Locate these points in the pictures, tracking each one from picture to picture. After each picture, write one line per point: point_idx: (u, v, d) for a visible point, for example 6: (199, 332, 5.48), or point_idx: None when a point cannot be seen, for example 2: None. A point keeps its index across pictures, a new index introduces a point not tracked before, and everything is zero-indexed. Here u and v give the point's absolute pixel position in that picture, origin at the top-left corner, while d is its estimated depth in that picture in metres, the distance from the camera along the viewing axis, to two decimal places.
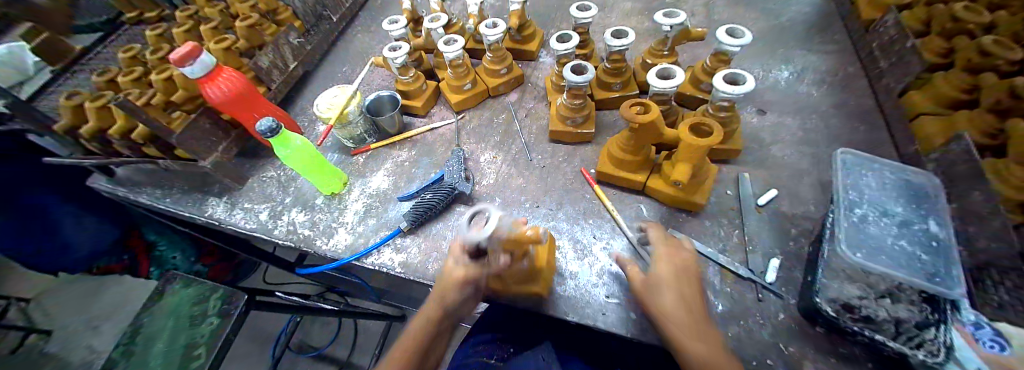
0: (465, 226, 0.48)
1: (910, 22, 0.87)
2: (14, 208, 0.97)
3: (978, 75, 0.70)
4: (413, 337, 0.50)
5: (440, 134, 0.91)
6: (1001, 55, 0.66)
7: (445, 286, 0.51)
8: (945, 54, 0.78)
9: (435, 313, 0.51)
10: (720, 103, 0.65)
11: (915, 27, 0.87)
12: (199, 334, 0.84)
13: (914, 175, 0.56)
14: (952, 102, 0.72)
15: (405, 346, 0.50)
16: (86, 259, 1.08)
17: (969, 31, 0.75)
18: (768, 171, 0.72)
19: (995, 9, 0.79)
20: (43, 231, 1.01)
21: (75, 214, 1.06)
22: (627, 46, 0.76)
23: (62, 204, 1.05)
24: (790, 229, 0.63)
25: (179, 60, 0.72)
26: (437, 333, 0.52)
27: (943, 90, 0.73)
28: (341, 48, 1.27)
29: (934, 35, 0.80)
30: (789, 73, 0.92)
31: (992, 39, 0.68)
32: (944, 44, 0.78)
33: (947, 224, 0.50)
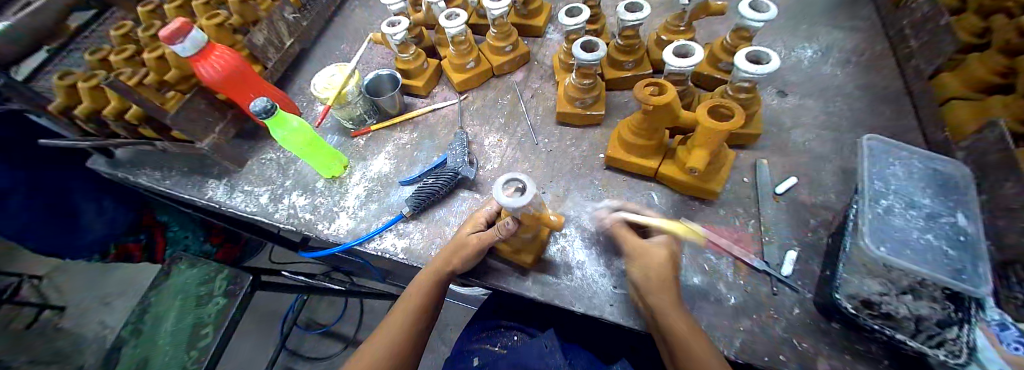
0: (499, 191, 0.47)
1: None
2: (43, 185, 0.99)
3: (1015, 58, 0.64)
4: (412, 300, 0.54)
5: (442, 114, 0.88)
6: None
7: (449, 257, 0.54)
8: (981, 34, 0.72)
9: (433, 278, 0.54)
10: (742, 84, 0.61)
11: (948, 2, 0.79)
12: (205, 314, 0.86)
13: (943, 165, 0.51)
14: (986, 86, 0.67)
15: (409, 307, 0.54)
16: (98, 242, 1.09)
17: (1007, 9, 0.68)
18: (787, 157, 0.68)
19: None
20: (64, 211, 1.03)
21: (95, 195, 1.09)
22: (641, 20, 0.70)
23: (84, 183, 1.08)
24: (808, 219, 0.60)
25: (168, 37, 0.68)
26: (437, 297, 0.56)
27: (976, 73, 0.68)
28: (338, 24, 1.22)
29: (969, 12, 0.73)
30: (813, 51, 0.86)
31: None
32: (979, 23, 0.71)
33: (978, 218, 0.45)
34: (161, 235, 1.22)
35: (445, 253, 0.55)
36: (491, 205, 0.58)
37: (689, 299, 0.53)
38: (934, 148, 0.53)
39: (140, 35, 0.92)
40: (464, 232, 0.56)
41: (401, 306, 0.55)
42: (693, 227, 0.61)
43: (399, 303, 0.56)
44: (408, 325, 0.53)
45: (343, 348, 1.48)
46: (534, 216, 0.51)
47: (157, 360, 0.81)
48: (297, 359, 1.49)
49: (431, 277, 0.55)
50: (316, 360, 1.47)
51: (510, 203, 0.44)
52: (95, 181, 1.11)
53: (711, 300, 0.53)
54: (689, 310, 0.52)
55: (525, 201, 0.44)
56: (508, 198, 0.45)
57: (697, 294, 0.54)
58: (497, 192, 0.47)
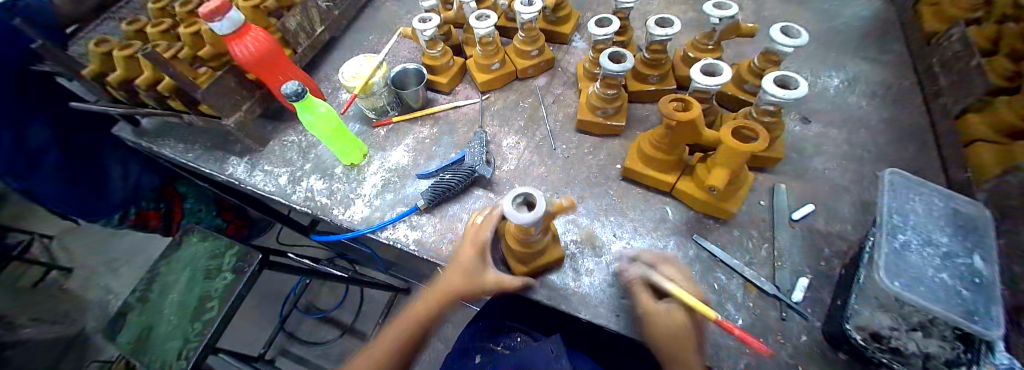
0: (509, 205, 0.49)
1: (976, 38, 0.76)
2: (77, 145, 1.05)
3: None
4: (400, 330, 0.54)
5: (464, 112, 0.89)
6: None
7: (449, 287, 0.51)
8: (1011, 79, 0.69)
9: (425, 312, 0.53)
10: (766, 106, 0.61)
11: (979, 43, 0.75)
12: (212, 288, 0.86)
13: (964, 204, 0.51)
14: (1011, 130, 0.65)
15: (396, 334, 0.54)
16: (121, 205, 1.14)
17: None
18: (806, 183, 0.68)
19: None
20: (91, 177, 1.08)
21: (122, 162, 1.15)
22: (671, 36, 0.71)
23: (115, 151, 1.14)
24: (823, 248, 0.60)
25: (207, 15, 0.71)
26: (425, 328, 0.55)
27: (1003, 117, 0.66)
28: (367, 16, 1.25)
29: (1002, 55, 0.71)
30: (839, 81, 0.86)
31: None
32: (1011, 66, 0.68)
33: (996, 261, 0.44)
34: (179, 206, 1.26)
35: (445, 281, 0.52)
36: (493, 227, 0.54)
37: None
38: (959, 190, 0.52)
39: (177, 10, 0.95)
40: (465, 260, 0.52)
41: (398, 327, 0.54)
42: (705, 245, 0.61)
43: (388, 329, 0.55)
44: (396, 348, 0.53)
45: (340, 335, 1.50)
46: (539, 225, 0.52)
47: (162, 328, 0.83)
48: (293, 342, 1.51)
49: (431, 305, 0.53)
50: (312, 345, 1.49)
51: (523, 218, 0.45)
52: (126, 149, 1.16)
53: (719, 320, 0.53)
54: None
55: (539, 215, 0.46)
56: (518, 213, 0.46)
57: None
58: (509, 208, 0.48)
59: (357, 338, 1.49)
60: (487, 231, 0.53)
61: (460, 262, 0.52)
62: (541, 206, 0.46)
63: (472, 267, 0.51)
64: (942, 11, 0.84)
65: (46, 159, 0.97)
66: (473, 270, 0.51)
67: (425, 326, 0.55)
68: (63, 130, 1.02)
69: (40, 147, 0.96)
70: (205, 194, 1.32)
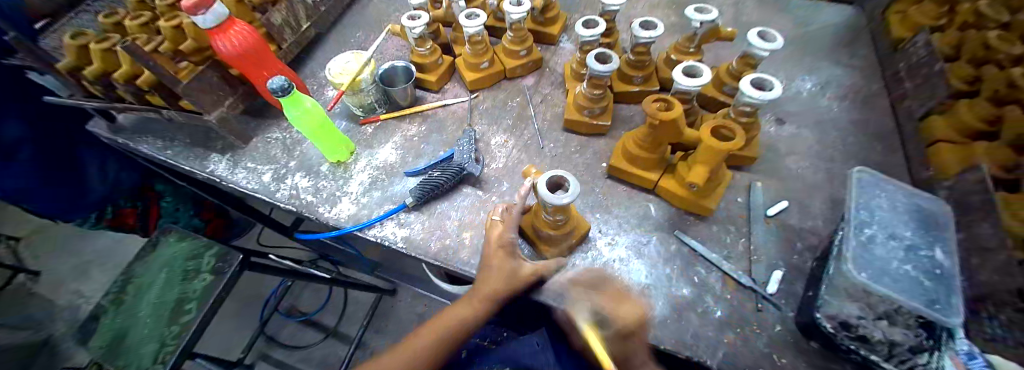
0: (545, 189, 0.51)
1: (942, 46, 0.80)
2: (51, 142, 1.01)
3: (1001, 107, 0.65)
4: (419, 343, 0.49)
5: (452, 110, 0.90)
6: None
7: (491, 286, 0.51)
8: (972, 81, 0.72)
9: (454, 322, 0.51)
10: (743, 108, 0.64)
11: (945, 50, 0.80)
12: (190, 290, 0.83)
13: (925, 201, 0.54)
14: (969, 131, 0.68)
15: (419, 347, 0.49)
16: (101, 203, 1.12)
17: (999, 61, 0.68)
18: (781, 181, 0.72)
19: None
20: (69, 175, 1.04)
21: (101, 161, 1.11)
22: (654, 39, 0.73)
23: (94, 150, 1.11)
24: (796, 243, 0.62)
25: (190, 8, 0.69)
26: (456, 340, 0.50)
27: (962, 118, 0.69)
28: (355, 13, 1.24)
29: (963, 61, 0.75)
30: (812, 84, 0.90)
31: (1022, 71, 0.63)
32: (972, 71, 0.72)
33: (954, 253, 0.47)
34: (155, 204, 1.25)
35: (484, 283, 0.51)
36: (515, 225, 0.55)
37: (676, 308, 0.56)
38: (921, 188, 0.55)
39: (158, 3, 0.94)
40: (503, 259, 0.53)
41: (430, 328, 0.51)
42: (686, 240, 0.63)
43: (409, 339, 0.50)
44: (432, 352, 0.49)
45: (324, 337, 1.48)
46: (568, 210, 0.56)
47: (137, 331, 0.80)
48: (275, 347, 1.47)
49: (477, 311, 0.51)
50: (294, 349, 1.45)
51: (565, 199, 0.48)
52: (105, 148, 1.12)
53: (699, 312, 0.55)
54: (676, 319, 0.54)
55: (576, 196, 0.50)
56: (557, 195, 0.50)
57: (685, 305, 0.56)
58: (545, 191, 0.51)
59: (341, 341, 1.47)
60: (512, 230, 0.54)
61: (497, 265, 0.53)
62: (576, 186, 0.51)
63: (510, 269, 0.52)
64: (908, 19, 0.89)
65: (20, 152, 0.94)
66: (511, 269, 0.52)
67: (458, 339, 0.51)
68: (37, 125, 0.98)
69: (12, 139, 0.92)
70: (182, 192, 1.30)
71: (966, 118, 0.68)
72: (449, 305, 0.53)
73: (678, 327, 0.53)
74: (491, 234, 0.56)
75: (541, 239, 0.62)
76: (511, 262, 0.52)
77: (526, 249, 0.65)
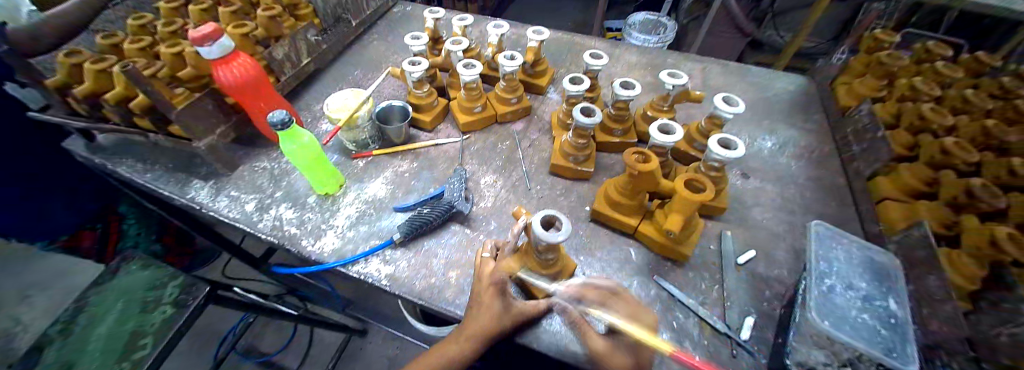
0: (540, 227, 0.54)
1: (883, 114, 0.95)
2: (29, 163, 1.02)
3: (938, 172, 0.76)
4: None
5: (444, 150, 0.93)
6: (959, 156, 0.73)
7: (479, 328, 0.51)
8: (911, 147, 0.84)
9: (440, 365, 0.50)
10: (712, 163, 0.70)
11: (886, 118, 0.94)
12: (148, 323, 0.77)
13: (877, 254, 0.60)
14: (915, 192, 0.78)
15: None
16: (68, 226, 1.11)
17: (933, 130, 0.83)
18: (748, 231, 0.77)
19: (958, 113, 0.90)
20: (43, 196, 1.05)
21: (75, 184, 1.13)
22: (633, 97, 0.82)
23: (70, 174, 1.12)
24: (764, 291, 0.66)
25: (198, 40, 0.72)
26: None
27: (909, 181, 0.78)
28: (354, 52, 1.30)
29: (902, 129, 0.87)
30: (772, 143, 1.00)
31: (952, 141, 0.76)
32: (912, 139, 0.85)
33: (905, 303, 0.52)
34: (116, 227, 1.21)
35: (472, 323, 0.52)
36: (507, 264, 0.56)
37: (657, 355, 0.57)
38: (871, 242, 0.62)
39: (163, 32, 0.98)
40: (492, 300, 0.54)
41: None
42: (665, 285, 0.66)
43: None
44: None
45: None
46: (560, 250, 0.58)
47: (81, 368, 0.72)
48: None
49: (465, 351, 0.51)
50: None
51: (557, 238, 0.51)
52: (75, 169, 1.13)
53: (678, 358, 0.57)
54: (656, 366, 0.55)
55: (569, 235, 0.52)
56: (552, 233, 0.52)
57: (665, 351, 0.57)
58: (540, 229, 0.53)
59: None
60: (504, 269, 0.56)
61: (487, 305, 0.53)
62: (569, 226, 0.53)
63: (499, 307, 0.53)
64: (852, 90, 1.03)
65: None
66: (500, 310, 0.53)
67: None
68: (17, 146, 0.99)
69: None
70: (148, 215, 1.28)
71: (911, 181, 0.77)
72: (437, 346, 0.54)
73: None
74: (481, 273, 0.57)
75: (531, 280, 0.62)
76: (498, 302, 0.53)
77: (516, 289, 0.66)
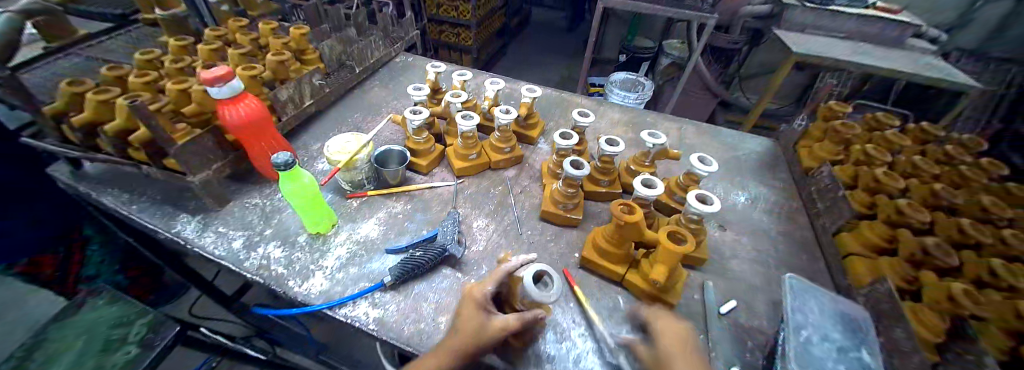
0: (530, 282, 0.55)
1: (842, 176, 1.04)
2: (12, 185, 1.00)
3: (896, 229, 0.83)
4: None
5: (438, 193, 0.96)
6: (911, 215, 0.81)
7: (452, 347, 0.50)
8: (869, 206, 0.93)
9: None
10: (691, 215, 0.75)
11: (845, 179, 1.04)
12: (107, 364, 0.71)
13: (848, 307, 0.65)
14: (877, 248, 0.84)
15: None
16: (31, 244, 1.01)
17: (887, 191, 0.91)
18: (728, 282, 0.81)
19: (907, 177, 1.00)
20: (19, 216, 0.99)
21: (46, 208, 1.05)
22: (618, 152, 0.89)
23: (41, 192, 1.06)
24: (747, 341, 0.68)
25: (209, 81, 0.75)
26: None
27: (868, 236, 0.85)
28: (355, 96, 1.37)
29: (860, 189, 0.96)
30: (744, 197, 1.08)
31: (903, 202, 0.85)
32: (869, 198, 0.94)
33: (876, 355, 0.57)
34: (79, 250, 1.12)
35: (447, 340, 0.52)
36: (494, 282, 0.57)
37: None
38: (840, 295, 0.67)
39: (169, 66, 1.02)
40: (468, 316, 0.54)
41: None
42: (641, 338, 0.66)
43: None
44: None
45: None
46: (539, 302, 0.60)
47: None
48: None
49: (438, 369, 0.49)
50: None
51: (548, 297, 0.52)
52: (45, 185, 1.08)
53: None
54: None
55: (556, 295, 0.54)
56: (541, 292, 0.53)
57: None
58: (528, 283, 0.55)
59: None
60: (489, 284, 0.57)
61: (467, 320, 0.53)
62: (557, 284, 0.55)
63: (478, 322, 0.53)
64: (812, 153, 1.14)
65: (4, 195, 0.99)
66: (480, 324, 0.52)
67: None
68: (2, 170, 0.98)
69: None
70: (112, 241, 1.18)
71: (872, 237, 0.84)
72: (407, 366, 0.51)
73: None
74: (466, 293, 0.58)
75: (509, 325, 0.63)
76: (481, 317, 0.53)
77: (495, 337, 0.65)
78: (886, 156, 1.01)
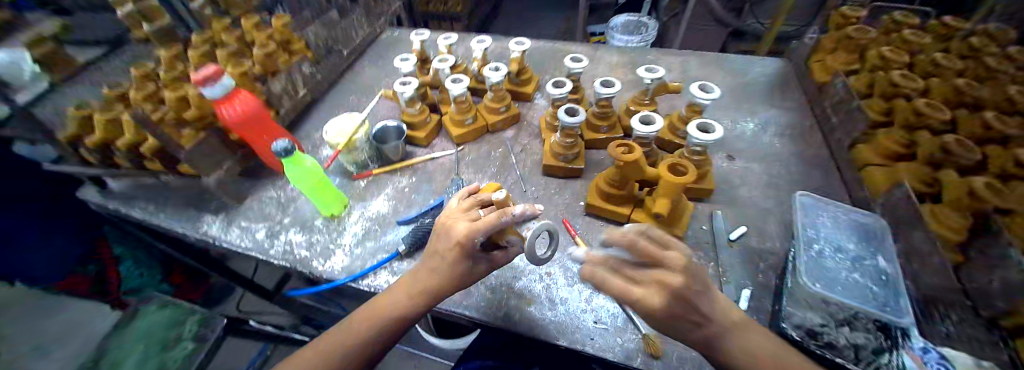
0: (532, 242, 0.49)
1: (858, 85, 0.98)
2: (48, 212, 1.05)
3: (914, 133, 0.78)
4: (346, 333, 0.51)
5: (440, 162, 0.97)
6: (931, 115, 0.76)
7: (440, 292, 0.53)
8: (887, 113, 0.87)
9: (388, 317, 0.52)
10: (694, 148, 0.74)
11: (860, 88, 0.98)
12: (171, 360, 0.81)
13: (864, 218, 0.65)
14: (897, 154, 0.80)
15: (353, 329, 0.52)
16: (59, 270, 1.06)
17: (906, 94, 0.85)
18: (738, 210, 0.80)
19: (931, 76, 0.93)
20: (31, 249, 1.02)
21: (68, 238, 1.08)
22: (614, 94, 0.86)
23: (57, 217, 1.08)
24: (759, 263, 0.69)
25: (201, 81, 0.77)
26: (396, 329, 0.53)
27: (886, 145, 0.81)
28: (347, 80, 1.36)
29: (876, 96, 0.90)
30: (754, 124, 1.04)
31: (923, 102, 0.79)
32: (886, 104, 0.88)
33: (892, 260, 0.57)
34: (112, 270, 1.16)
35: (424, 278, 0.54)
36: (484, 234, 0.49)
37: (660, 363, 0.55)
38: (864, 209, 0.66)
39: (163, 76, 1.03)
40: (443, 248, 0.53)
41: (369, 311, 0.53)
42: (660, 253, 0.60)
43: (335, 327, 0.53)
44: (352, 344, 0.51)
45: None
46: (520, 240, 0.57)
47: None
48: None
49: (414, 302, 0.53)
50: None
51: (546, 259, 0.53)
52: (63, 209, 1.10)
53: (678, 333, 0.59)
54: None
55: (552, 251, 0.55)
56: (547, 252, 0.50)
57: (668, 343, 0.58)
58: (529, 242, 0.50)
59: None
60: (479, 234, 0.49)
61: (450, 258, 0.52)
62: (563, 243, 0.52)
63: (463, 270, 0.53)
64: (826, 66, 1.06)
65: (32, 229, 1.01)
66: (463, 270, 0.53)
67: (388, 325, 0.52)
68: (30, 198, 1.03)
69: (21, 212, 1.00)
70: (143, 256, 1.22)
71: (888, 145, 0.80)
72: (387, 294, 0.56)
73: (678, 356, 0.56)
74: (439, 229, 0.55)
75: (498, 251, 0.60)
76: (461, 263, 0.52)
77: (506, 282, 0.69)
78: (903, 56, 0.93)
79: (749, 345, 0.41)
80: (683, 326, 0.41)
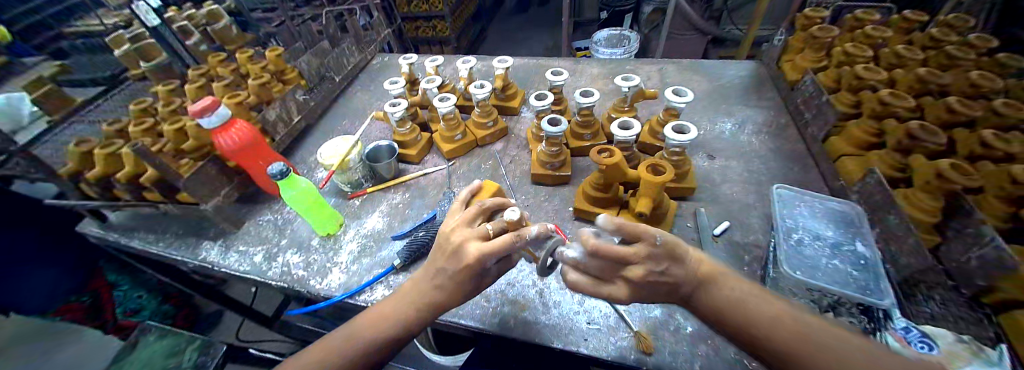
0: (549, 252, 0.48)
1: (826, 81, 1.03)
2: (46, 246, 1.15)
3: (882, 122, 0.82)
4: (346, 343, 0.52)
5: (433, 177, 1.00)
6: (894, 104, 0.80)
7: (436, 303, 0.54)
8: (854, 106, 0.92)
9: (384, 327, 0.53)
10: (673, 148, 0.77)
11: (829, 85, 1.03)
12: None
13: (840, 205, 0.67)
14: (867, 144, 0.84)
15: (351, 342, 0.52)
16: (48, 297, 1.10)
17: (870, 86, 0.89)
18: (721, 206, 0.83)
19: (895, 68, 0.98)
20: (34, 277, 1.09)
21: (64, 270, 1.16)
22: (593, 103, 0.90)
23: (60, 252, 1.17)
24: (743, 256, 0.71)
25: (198, 112, 0.80)
26: (396, 338, 0.53)
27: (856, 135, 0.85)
28: (340, 104, 1.41)
29: (844, 90, 0.94)
30: (732, 124, 1.08)
31: (886, 92, 0.83)
32: (853, 97, 0.92)
33: (869, 244, 0.59)
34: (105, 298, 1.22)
35: (423, 286, 0.55)
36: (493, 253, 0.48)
37: (654, 358, 0.57)
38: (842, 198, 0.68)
39: (161, 110, 1.07)
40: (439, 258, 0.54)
41: (369, 322, 0.54)
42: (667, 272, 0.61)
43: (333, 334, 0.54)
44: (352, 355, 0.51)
45: None
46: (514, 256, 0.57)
47: None
48: None
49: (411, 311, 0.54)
50: None
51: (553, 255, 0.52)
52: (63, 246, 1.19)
53: (671, 329, 0.60)
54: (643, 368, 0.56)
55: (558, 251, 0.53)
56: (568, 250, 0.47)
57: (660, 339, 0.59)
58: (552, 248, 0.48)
59: None
60: (491, 257, 0.48)
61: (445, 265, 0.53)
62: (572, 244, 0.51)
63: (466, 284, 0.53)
64: (796, 65, 1.12)
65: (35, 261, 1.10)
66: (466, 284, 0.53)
67: (387, 333, 0.53)
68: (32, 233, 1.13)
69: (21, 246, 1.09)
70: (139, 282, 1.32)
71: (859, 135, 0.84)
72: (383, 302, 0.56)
73: (669, 352, 0.58)
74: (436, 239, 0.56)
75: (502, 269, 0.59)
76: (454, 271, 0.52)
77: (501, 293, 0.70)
78: (866, 51, 0.99)
79: (718, 291, 0.43)
80: (660, 290, 0.45)
